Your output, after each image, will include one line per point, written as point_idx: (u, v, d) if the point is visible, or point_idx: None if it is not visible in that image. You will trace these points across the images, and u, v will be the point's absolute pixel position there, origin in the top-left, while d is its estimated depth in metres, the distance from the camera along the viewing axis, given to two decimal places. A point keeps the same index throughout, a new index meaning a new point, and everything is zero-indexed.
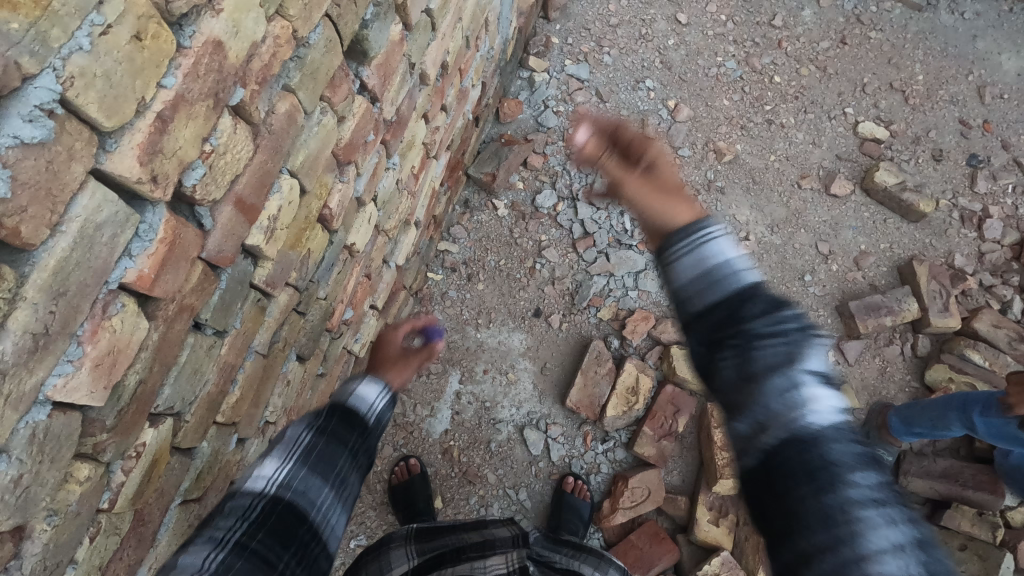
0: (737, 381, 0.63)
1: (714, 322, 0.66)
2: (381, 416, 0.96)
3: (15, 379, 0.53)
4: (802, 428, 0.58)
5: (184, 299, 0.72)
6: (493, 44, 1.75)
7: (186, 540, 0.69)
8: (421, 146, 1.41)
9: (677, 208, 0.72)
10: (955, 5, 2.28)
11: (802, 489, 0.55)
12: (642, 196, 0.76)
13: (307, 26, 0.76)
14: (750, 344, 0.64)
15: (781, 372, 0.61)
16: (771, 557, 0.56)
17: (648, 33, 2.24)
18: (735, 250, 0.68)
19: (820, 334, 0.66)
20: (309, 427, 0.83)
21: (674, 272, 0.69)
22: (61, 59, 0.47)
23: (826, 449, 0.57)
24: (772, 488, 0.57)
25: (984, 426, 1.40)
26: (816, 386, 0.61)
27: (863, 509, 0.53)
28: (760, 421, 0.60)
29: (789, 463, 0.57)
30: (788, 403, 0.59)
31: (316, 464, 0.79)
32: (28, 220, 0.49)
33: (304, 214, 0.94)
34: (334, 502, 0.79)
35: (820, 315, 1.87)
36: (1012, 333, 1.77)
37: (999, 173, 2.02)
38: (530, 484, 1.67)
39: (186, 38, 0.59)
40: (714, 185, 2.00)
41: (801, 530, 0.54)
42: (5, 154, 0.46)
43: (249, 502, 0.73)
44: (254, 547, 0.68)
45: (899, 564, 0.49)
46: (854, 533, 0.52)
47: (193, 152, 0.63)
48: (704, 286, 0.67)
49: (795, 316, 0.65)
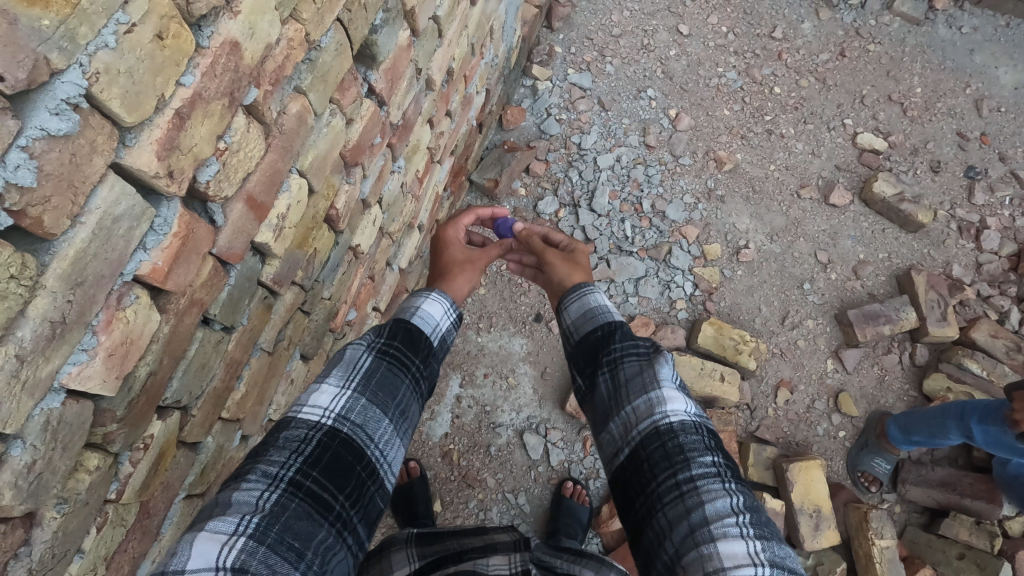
0: (610, 394, 0.95)
1: (586, 350, 1.04)
2: (444, 336, 1.06)
3: (33, 365, 0.54)
4: (660, 424, 0.87)
5: (195, 293, 0.74)
6: (497, 52, 1.78)
7: (240, 473, 0.75)
8: (425, 151, 1.44)
9: (575, 278, 1.23)
10: (952, 20, 2.32)
11: (663, 472, 0.83)
12: (560, 268, 1.26)
13: (320, 30, 0.78)
14: (617, 364, 0.97)
15: (640, 382, 0.92)
16: (643, 528, 0.83)
17: (650, 43, 2.27)
18: (602, 300, 1.12)
19: (664, 350, 0.97)
20: (370, 354, 0.92)
21: (565, 315, 1.13)
22: (88, 55, 0.49)
23: (679, 438, 0.85)
24: (642, 476, 0.85)
25: (981, 433, 1.41)
26: (669, 390, 0.90)
27: (705, 481, 0.80)
28: (626, 422, 0.90)
29: (651, 453, 0.85)
30: (648, 404, 0.89)
31: (375, 396, 0.87)
32: (51, 210, 0.51)
33: (311, 214, 0.96)
34: (389, 436, 0.87)
35: (819, 323, 1.88)
36: (1009, 343, 1.79)
37: (996, 185, 2.04)
38: (530, 489, 1.67)
39: (205, 38, 0.61)
40: (715, 194, 2.02)
41: (661, 503, 0.81)
42: (32, 145, 0.48)
43: (305, 436, 0.79)
44: (308, 485, 0.75)
45: (733, 519, 0.76)
46: (699, 502, 0.78)
47: (208, 149, 0.65)
48: (583, 322, 1.09)
49: (647, 341, 0.99)
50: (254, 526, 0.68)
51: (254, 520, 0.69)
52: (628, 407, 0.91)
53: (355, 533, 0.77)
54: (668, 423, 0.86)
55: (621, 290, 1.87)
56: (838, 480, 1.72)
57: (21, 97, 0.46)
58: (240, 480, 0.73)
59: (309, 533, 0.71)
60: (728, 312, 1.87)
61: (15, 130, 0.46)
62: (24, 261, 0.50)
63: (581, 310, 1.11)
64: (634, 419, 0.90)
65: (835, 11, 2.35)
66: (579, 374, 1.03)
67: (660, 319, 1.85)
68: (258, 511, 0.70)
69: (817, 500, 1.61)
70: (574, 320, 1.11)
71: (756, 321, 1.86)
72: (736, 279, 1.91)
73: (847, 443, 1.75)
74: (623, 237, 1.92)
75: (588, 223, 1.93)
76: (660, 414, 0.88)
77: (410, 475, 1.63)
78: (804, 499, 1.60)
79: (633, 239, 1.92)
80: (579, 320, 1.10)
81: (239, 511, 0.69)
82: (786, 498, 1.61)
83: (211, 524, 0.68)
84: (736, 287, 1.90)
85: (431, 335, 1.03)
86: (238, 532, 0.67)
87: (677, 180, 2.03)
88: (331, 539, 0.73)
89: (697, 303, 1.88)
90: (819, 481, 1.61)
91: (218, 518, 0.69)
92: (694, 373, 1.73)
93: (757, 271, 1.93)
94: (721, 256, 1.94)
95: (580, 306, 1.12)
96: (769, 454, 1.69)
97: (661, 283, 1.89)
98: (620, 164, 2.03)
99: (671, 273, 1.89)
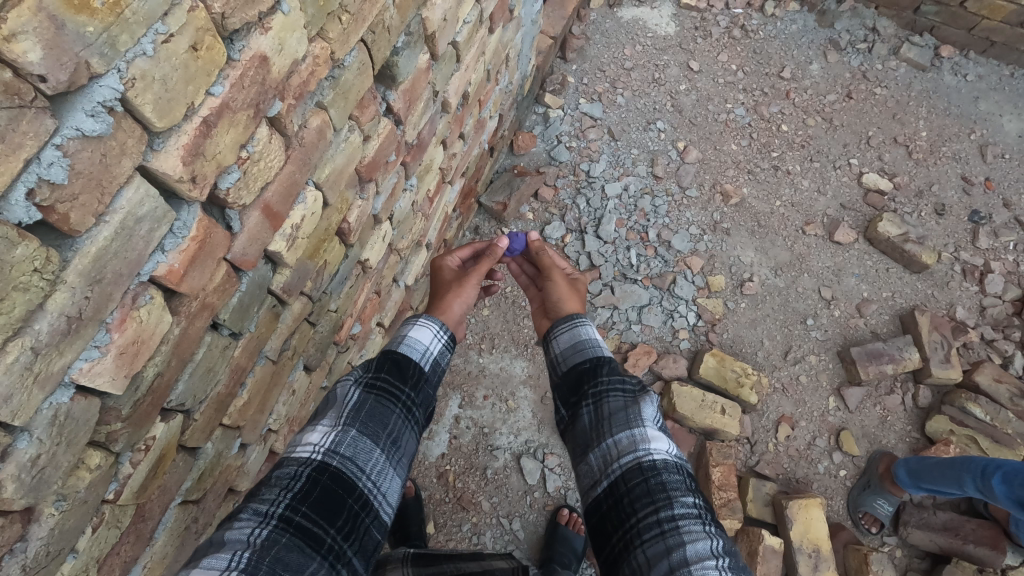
0: (593, 425, 1.00)
1: (571, 381, 1.11)
2: (436, 358, 1.12)
3: (46, 358, 0.55)
4: (645, 460, 0.91)
5: (207, 297, 0.75)
6: (512, 78, 1.82)
7: (233, 515, 0.79)
8: (437, 170, 1.46)
9: (573, 305, 1.29)
10: (957, 68, 2.38)
11: (645, 509, 0.87)
12: (563, 290, 1.32)
13: (344, 49, 0.81)
14: (602, 397, 1.03)
15: (624, 418, 0.98)
16: (620, 564, 0.87)
17: (660, 77, 2.33)
18: (595, 333, 1.19)
19: (650, 391, 1.03)
20: (358, 387, 0.98)
21: (555, 342, 1.20)
22: (126, 62, 0.51)
23: (661, 477, 0.89)
24: (622, 511, 0.89)
25: (1002, 492, 1.38)
26: (652, 429, 0.96)
27: (686, 522, 0.84)
28: (606, 455, 0.96)
29: (632, 489, 0.90)
30: (631, 439, 0.94)
31: (364, 426, 0.93)
32: (78, 208, 0.52)
33: (324, 226, 0.97)
34: (381, 466, 0.92)
35: (821, 360, 1.87)
36: (1012, 388, 1.79)
37: (1000, 230, 2.06)
38: (524, 514, 1.66)
39: (236, 52, 0.63)
40: (720, 226, 2.04)
41: (640, 542, 0.85)
42: (66, 144, 0.50)
43: (295, 473, 0.84)
44: (298, 520, 0.79)
45: (711, 562, 0.79)
46: (681, 542, 0.82)
47: (231, 157, 0.67)
48: (571, 352, 1.16)
49: (635, 381, 1.05)
50: (245, 560, 0.71)
51: (245, 555, 0.72)
52: (610, 439, 0.97)
53: (350, 565, 0.81)
54: (650, 460, 0.91)
55: (624, 316, 1.87)
56: (838, 520, 1.69)
57: (60, 99, 0.49)
58: (233, 520, 0.78)
59: (301, 565, 0.75)
60: (731, 344, 1.87)
61: (52, 129, 0.48)
62: (47, 255, 0.51)
63: (572, 340, 1.18)
64: (615, 452, 0.95)
65: (843, 54, 2.40)
66: (564, 404, 1.10)
67: (662, 348, 1.86)
68: (248, 547, 0.73)
69: (817, 540, 1.58)
70: (563, 350, 1.18)
71: (758, 354, 1.86)
72: (739, 312, 1.92)
73: (848, 482, 1.73)
74: (629, 264, 1.94)
75: (594, 249, 1.95)
76: (643, 450, 0.93)
77: (406, 495, 1.61)
78: (803, 537, 1.58)
79: (638, 267, 1.94)
80: (569, 351, 1.17)
81: (231, 548, 0.73)
82: (784, 537, 1.59)
83: (203, 562, 0.71)
84: (739, 320, 1.91)
85: (422, 360, 1.10)
86: (229, 568, 0.70)
87: (683, 212, 2.05)
88: (323, 571, 0.77)
89: (699, 334, 1.88)
90: (819, 520, 1.59)
91: (211, 556, 0.72)
92: (694, 404, 1.73)
93: (760, 305, 1.93)
94: (725, 288, 1.95)
95: (570, 336, 1.19)
96: (768, 490, 1.67)
97: (664, 312, 1.90)
98: (627, 193, 2.06)
99: (674, 302, 1.90)
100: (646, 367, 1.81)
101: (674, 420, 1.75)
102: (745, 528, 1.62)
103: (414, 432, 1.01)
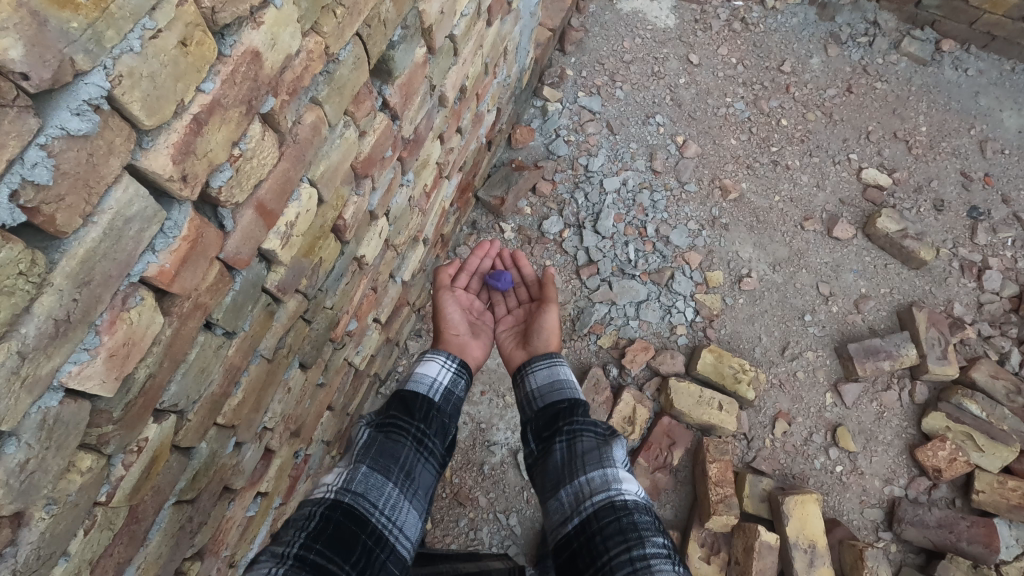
0: (565, 462, 1.02)
1: (546, 417, 1.13)
2: (446, 389, 1.14)
3: (34, 362, 0.54)
4: (618, 498, 0.93)
5: (199, 297, 0.74)
6: (510, 71, 1.80)
7: (253, 559, 0.78)
8: (434, 165, 1.45)
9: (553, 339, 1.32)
10: (959, 62, 2.36)
11: (616, 547, 0.86)
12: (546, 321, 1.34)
13: (339, 43, 0.80)
14: (575, 435, 1.05)
15: (597, 457, 1.00)
16: None
17: (660, 70, 2.31)
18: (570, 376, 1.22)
19: (620, 438, 1.06)
20: (368, 427, 1.00)
21: (531, 378, 1.23)
22: (112, 58, 0.50)
23: (633, 516, 0.90)
24: (594, 549, 0.88)
25: None
26: (622, 471, 0.98)
27: (658, 561, 0.83)
28: (577, 493, 0.97)
29: (605, 527, 0.89)
30: (603, 478, 0.96)
31: (374, 462, 0.94)
32: (64, 209, 0.51)
33: (319, 224, 0.96)
34: (394, 500, 0.92)
35: (819, 356, 1.87)
36: (1009, 385, 1.79)
37: (999, 226, 2.05)
38: (521, 510, 1.65)
39: (227, 47, 0.62)
40: (719, 222, 2.03)
41: None
42: (51, 144, 0.48)
43: (309, 513, 0.84)
44: (313, 557, 0.77)
45: None
46: None
47: (223, 155, 0.66)
48: (547, 391, 1.19)
49: (606, 426, 1.07)
50: None
51: None
52: (583, 477, 0.98)
53: None
54: (622, 499, 0.92)
55: (621, 312, 1.87)
56: (834, 516, 1.69)
57: (43, 97, 0.47)
58: (252, 563, 0.77)
59: None
60: (727, 340, 1.87)
61: (36, 128, 0.46)
62: (33, 258, 0.50)
63: (549, 378, 1.21)
64: (587, 490, 0.96)
65: (844, 48, 2.38)
66: (536, 438, 1.12)
67: (660, 344, 1.85)
68: None
69: (813, 537, 1.58)
70: (539, 387, 1.20)
71: (755, 350, 1.86)
72: (737, 308, 1.91)
73: (845, 479, 1.72)
74: (627, 260, 1.93)
75: (592, 244, 1.95)
76: (615, 490, 0.94)
77: None
78: (799, 533, 1.58)
79: (636, 263, 1.93)
80: (546, 389, 1.19)
81: None
82: (781, 532, 1.59)
83: None
84: (737, 315, 1.90)
85: (429, 393, 1.12)
86: None
87: (682, 207, 2.04)
88: None
89: (697, 329, 1.88)
90: (814, 516, 1.59)
91: None
92: (692, 400, 1.73)
93: (758, 301, 1.93)
94: (723, 284, 1.94)
95: (547, 374, 1.22)
96: (764, 486, 1.68)
97: (662, 308, 1.89)
98: (626, 187, 2.05)
99: (672, 298, 1.90)
100: (644, 363, 1.80)
101: (671, 416, 1.74)
102: (742, 523, 1.62)
103: (429, 464, 1.01)
